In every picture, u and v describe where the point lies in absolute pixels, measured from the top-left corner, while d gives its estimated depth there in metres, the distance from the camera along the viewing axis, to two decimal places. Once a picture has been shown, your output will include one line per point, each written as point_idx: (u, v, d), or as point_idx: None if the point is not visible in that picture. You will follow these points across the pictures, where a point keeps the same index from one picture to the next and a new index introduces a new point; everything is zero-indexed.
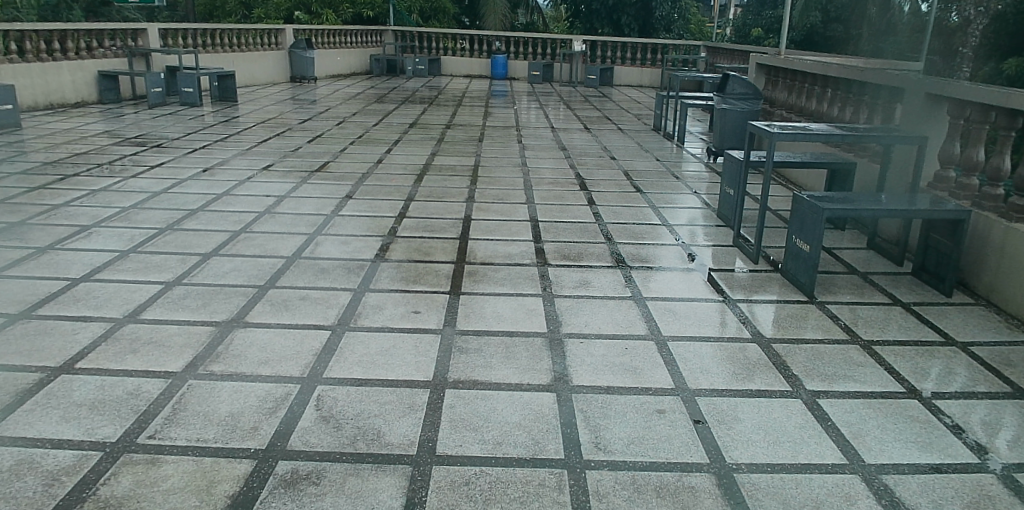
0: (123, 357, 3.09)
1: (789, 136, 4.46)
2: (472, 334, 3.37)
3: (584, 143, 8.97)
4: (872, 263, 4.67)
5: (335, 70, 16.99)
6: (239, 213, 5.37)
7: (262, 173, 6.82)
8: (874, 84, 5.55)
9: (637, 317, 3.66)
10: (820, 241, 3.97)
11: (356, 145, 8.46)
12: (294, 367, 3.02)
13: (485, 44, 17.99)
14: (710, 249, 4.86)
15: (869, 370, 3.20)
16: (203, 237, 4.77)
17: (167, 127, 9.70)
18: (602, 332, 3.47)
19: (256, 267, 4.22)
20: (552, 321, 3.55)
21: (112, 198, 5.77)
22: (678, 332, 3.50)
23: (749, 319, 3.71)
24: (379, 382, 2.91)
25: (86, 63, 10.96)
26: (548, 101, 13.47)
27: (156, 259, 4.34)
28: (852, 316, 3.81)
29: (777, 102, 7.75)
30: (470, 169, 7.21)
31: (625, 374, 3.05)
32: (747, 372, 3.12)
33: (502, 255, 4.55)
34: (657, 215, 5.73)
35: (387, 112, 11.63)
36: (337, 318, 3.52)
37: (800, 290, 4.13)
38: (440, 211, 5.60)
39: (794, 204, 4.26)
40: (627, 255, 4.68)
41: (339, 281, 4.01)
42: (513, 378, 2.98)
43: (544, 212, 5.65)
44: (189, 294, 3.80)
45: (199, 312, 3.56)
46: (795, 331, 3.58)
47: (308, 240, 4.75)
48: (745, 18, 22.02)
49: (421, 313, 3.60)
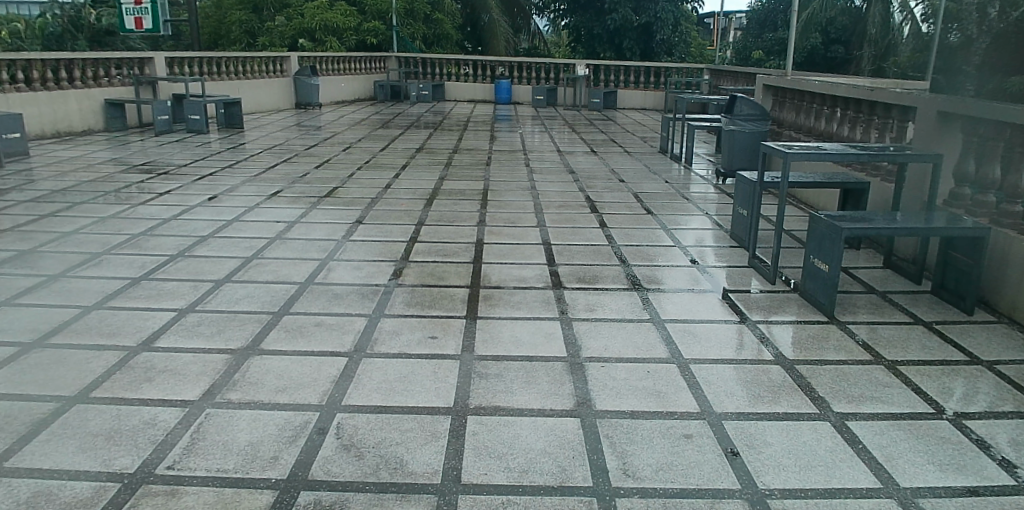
0: (139, 386, 3.04)
1: (803, 156, 4.42)
2: (491, 360, 3.32)
3: (591, 166, 8.96)
4: (891, 281, 4.64)
5: (340, 96, 17.14)
6: (249, 239, 5.34)
7: (271, 198, 6.82)
8: (886, 103, 5.51)
9: (657, 340, 3.61)
10: (840, 261, 3.92)
11: (364, 171, 8.46)
12: (312, 394, 2.97)
13: (489, 69, 18.17)
14: (725, 270, 4.82)
15: (896, 391, 3.14)
16: (214, 264, 4.75)
17: (173, 155, 9.72)
18: (622, 355, 3.41)
19: (270, 293, 4.19)
20: (571, 346, 3.49)
21: (121, 225, 5.76)
22: (699, 356, 3.43)
23: (769, 341, 3.66)
24: (400, 408, 2.86)
25: (92, 91, 11.05)
26: (553, 125, 13.54)
27: (169, 286, 4.30)
28: (874, 337, 3.75)
29: (786, 122, 7.73)
30: (480, 193, 7.21)
31: (650, 399, 2.99)
32: (772, 395, 3.06)
33: (517, 278, 4.51)
34: (669, 237, 5.69)
35: (393, 137, 11.66)
36: (353, 345, 3.47)
37: (820, 310, 4.07)
38: (453, 235, 5.58)
39: (810, 223, 4.20)
40: (641, 278, 4.63)
41: (354, 307, 3.98)
42: (536, 402, 2.93)
43: (556, 235, 5.63)
44: (203, 321, 3.76)
45: (214, 339, 3.52)
46: (817, 353, 3.52)
47: (320, 266, 4.73)
48: (746, 42, 22.17)
49: (438, 339, 3.54)
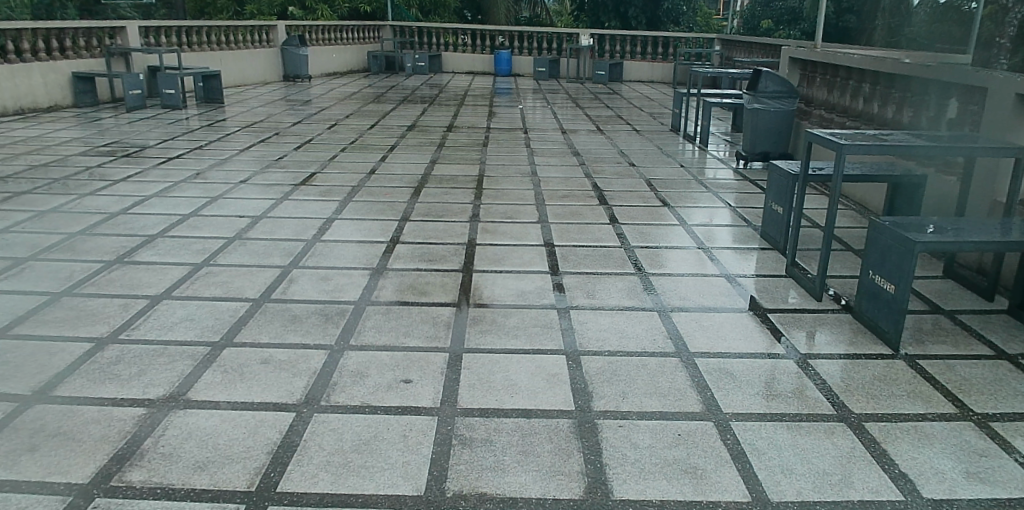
0: (15, 460, 2.33)
1: (861, 149, 3.64)
2: (478, 417, 2.59)
3: (598, 147, 8.19)
4: (956, 298, 3.90)
5: (332, 67, 16.28)
6: (204, 240, 4.61)
7: (240, 187, 6.08)
8: (944, 81, 4.69)
9: (687, 386, 2.86)
10: (910, 281, 3.17)
11: (348, 152, 7.71)
12: (239, 475, 2.26)
13: (488, 38, 17.25)
14: (761, 282, 4.06)
15: (998, 465, 2.44)
16: (157, 273, 4.02)
17: (144, 133, 8.95)
18: (646, 409, 2.68)
19: (214, 315, 3.46)
20: (581, 395, 2.76)
21: (61, 221, 5.03)
22: (743, 410, 2.70)
23: (827, 385, 2.92)
24: (351, 499, 2.15)
25: (59, 63, 10.22)
26: (556, 99, 12.73)
27: (94, 304, 3.58)
28: (953, 378, 3.03)
29: (816, 101, 6.91)
30: (474, 180, 6.45)
31: (684, 480, 2.28)
32: (841, 474, 2.35)
33: (515, 293, 3.78)
34: (691, 237, 4.91)
35: (384, 113, 10.87)
36: (305, 393, 2.74)
37: (882, 340, 3.33)
38: (440, 234, 4.84)
39: (869, 231, 3.45)
40: (661, 292, 3.87)
41: (312, 335, 3.25)
42: (534, 488, 2.21)
43: (560, 234, 4.89)
44: (122, 358, 3.03)
45: (130, 385, 2.80)
46: (887, 403, 2.80)
47: (280, 275, 4.00)
48: (754, 10, 21.12)
49: (413, 384, 2.81)
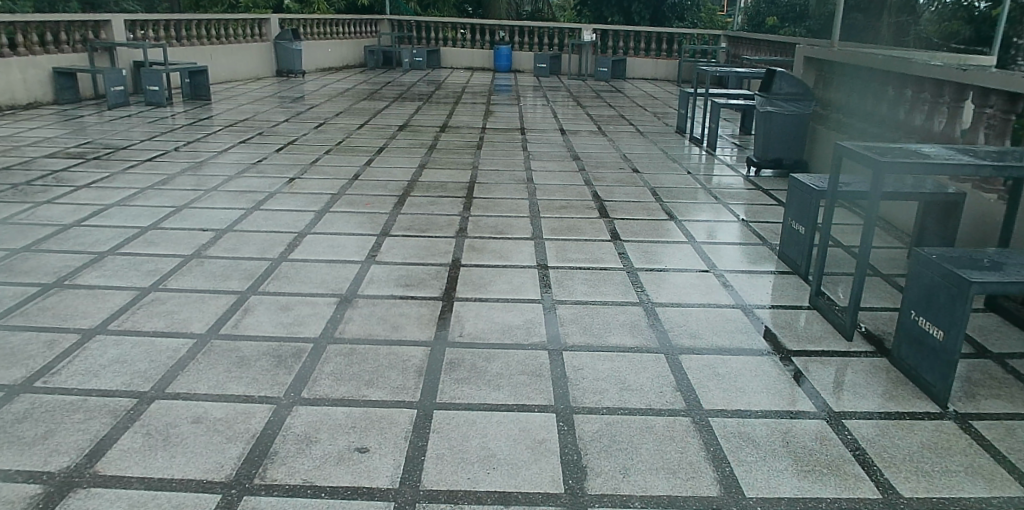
0: None
1: (902, 167, 3.13)
2: (446, 504, 2.11)
3: (599, 150, 7.69)
4: (1004, 337, 3.41)
5: (326, 62, 15.77)
6: (158, 258, 4.14)
7: (210, 194, 5.60)
8: (984, 86, 4.17)
9: (701, 457, 2.38)
10: (964, 328, 2.68)
11: (332, 155, 7.22)
12: None
13: (488, 33, 16.73)
14: (781, 315, 3.56)
15: None
16: (97, 300, 3.55)
17: (121, 132, 8.46)
18: (651, 492, 2.20)
19: (151, 357, 2.97)
20: (573, 471, 2.28)
21: (6, 233, 4.56)
22: (770, 493, 2.21)
23: (867, 456, 2.44)
24: None
25: (39, 58, 9.73)
26: (556, 97, 12.23)
27: (16, 340, 3.11)
28: (1016, 444, 2.54)
29: (834, 104, 6.40)
30: (465, 188, 5.97)
31: None
32: None
33: (500, 328, 3.31)
34: (701, 257, 4.41)
35: (376, 111, 10.39)
36: (237, 467, 2.26)
37: (927, 394, 2.84)
38: (422, 251, 4.36)
39: (911, 265, 2.96)
40: (667, 328, 3.38)
41: (259, 384, 2.77)
42: None
43: (555, 253, 4.41)
44: (32, 415, 2.55)
45: (32, 455, 2.32)
46: (943, 481, 2.32)
47: (235, 304, 3.52)
48: (759, 7, 20.56)
49: (371, 454, 2.33)
